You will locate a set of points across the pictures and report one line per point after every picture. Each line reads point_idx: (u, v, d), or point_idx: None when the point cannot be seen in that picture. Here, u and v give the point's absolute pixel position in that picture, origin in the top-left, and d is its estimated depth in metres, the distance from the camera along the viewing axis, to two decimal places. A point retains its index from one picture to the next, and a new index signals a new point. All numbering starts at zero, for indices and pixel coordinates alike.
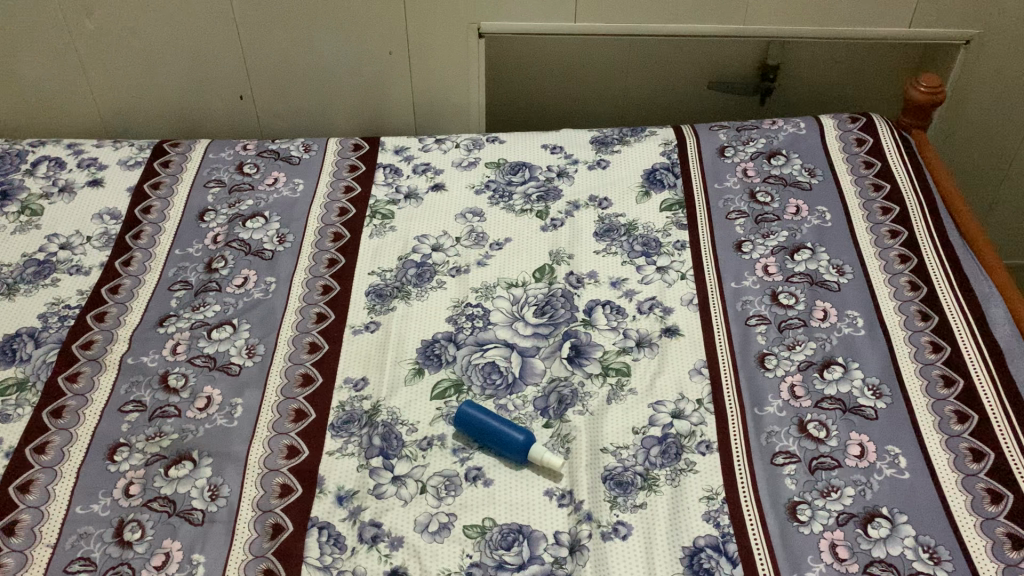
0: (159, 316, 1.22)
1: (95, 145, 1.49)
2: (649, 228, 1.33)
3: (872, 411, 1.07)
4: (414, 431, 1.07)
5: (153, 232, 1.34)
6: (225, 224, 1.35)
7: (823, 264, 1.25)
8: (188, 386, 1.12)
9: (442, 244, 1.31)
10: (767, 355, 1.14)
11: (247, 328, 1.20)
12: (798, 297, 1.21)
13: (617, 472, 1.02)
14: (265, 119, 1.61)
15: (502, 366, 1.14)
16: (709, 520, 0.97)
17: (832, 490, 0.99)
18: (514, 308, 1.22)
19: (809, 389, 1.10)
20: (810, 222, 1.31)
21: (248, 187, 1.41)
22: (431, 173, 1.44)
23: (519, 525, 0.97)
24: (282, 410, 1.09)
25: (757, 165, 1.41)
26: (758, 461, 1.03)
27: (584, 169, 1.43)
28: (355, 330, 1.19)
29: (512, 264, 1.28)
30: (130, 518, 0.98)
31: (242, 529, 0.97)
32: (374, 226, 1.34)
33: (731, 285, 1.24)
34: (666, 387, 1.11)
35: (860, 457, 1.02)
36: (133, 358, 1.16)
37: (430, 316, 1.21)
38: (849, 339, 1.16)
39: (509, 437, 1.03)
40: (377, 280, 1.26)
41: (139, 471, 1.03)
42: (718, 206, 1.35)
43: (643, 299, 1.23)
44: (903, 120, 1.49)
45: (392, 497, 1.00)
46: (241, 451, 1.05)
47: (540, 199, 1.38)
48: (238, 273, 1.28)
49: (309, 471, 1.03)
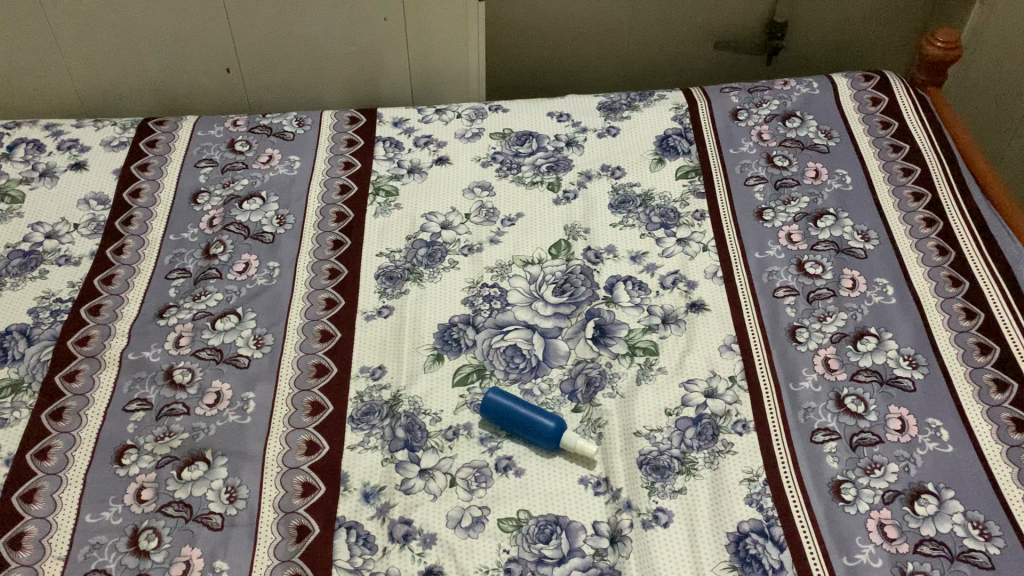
0: (159, 307, 1.15)
1: (75, 125, 1.41)
2: (666, 199, 1.28)
3: (909, 383, 1.04)
4: (437, 420, 1.02)
5: (144, 217, 1.27)
6: (220, 205, 1.28)
7: (847, 231, 1.22)
8: (195, 381, 1.07)
9: (451, 222, 1.25)
10: (798, 328, 1.10)
11: (252, 317, 1.14)
12: (825, 266, 1.17)
13: (653, 456, 0.98)
14: (254, 92, 1.53)
15: (524, 349, 1.09)
16: (752, 503, 0.94)
17: (876, 467, 0.96)
18: (532, 288, 1.16)
19: (843, 361, 1.06)
20: (830, 187, 1.28)
21: (242, 166, 1.34)
22: (433, 147, 1.37)
23: (555, 516, 0.93)
24: (297, 403, 1.04)
25: (772, 128, 1.37)
26: (798, 439, 0.99)
27: (593, 137, 1.38)
28: (367, 316, 1.13)
29: (526, 241, 1.22)
30: (145, 525, 0.94)
31: (265, 533, 0.93)
32: (378, 204, 1.28)
33: (754, 255, 1.19)
34: (696, 365, 1.07)
35: (901, 432, 0.99)
36: (134, 354, 1.10)
37: (444, 299, 1.15)
38: (880, 308, 1.12)
39: (540, 425, 0.98)
40: (386, 262, 1.20)
41: (150, 475, 0.98)
42: (735, 172, 1.31)
43: (666, 274, 1.17)
44: (918, 77, 1.44)
45: (421, 492, 0.96)
46: (257, 449, 1.00)
47: (550, 170, 1.32)
48: (238, 259, 1.21)
49: (332, 468, 0.98)
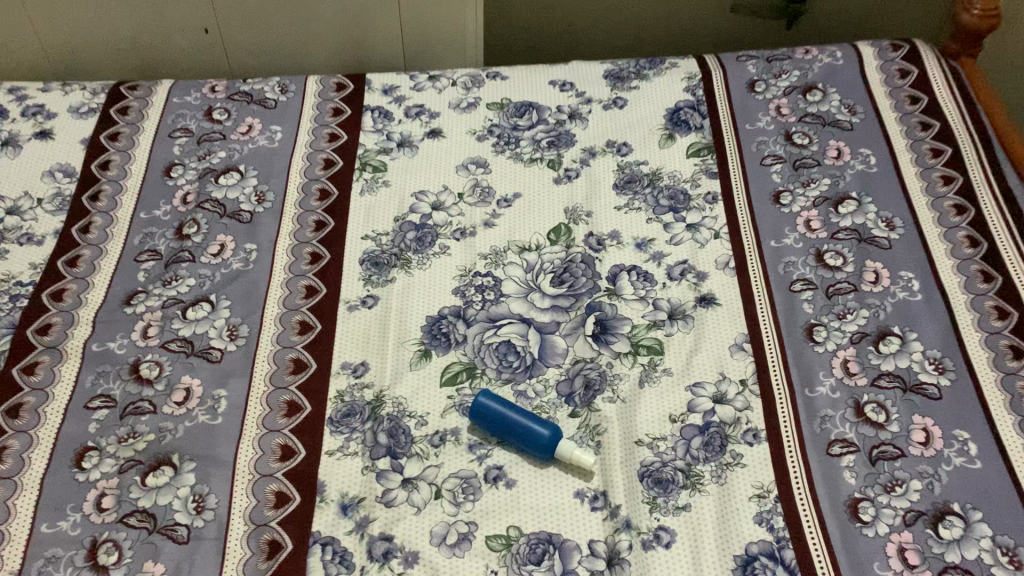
0: (126, 293, 1.07)
1: (41, 89, 1.31)
2: (675, 178, 1.18)
3: (935, 390, 0.96)
4: (423, 424, 0.94)
5: (113, 192, 1.18)
6: (195, 180, 1.19)
7: (871, 218, 1.12)
8: (163, 376, 0.99)
9: (443, 202, 1.16)
10: (816, 326, 1.02)
11: (226, 305, 1.05)
12: (846, 258, 1.08)
13: (655, 468, 0.91)
14: (235, 54, 1.43)
15: (518, 346, 1.01)
16: (762, 523, 0.87)
17: (897, 484, 0.89)
18: (529, 277, 1.07)
19: (864, 364, 0.98)
20: (853, 168, 1.18)
21: (219, 137, 1.24)
22: (425, 118, 1.27)
23: (548, 535, 0.86)
24: (272, 403, 0.96)
25: (792, 102, 1.26)
26: (813, 451, 0.92)
27: (598, 109, 1.28)
28: (350, 307, 1.05)
29: (523, 224, 1.13)
30: (105, 537, 0.87)
31: (234, 548, 0.86)
32: (365, 181, 1.19)
33: (770, 243, 1.10)
34: (704, 366, 0.98)
35: (925, 445, 0.91)
36: (98, 345, 1.02)
37: (433, 288, 1.07)
38: (905, 305, 1.03)
39: (533, 433, 0.90)
40: (372, 246, 1.11)
41: (112, 481, 0.91)
42: (751, 150, 1.21)
43: (673, 263, 1.09)
44: (950, 48, 1.33)
45: (404, 505, 0.88)
46: (228, 454, 0.92)
47: (551, 146, 1.23)
48: (213, 240, 1.12)
49: (308, 476, 0.91)
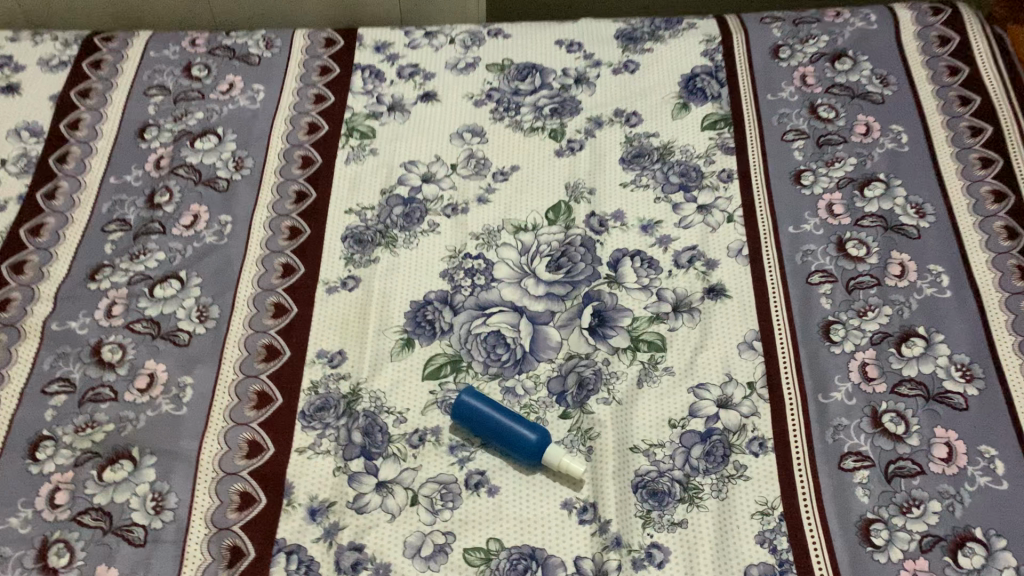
0: (91, 266, 1.00)
1: (11, 39, 1.22)
2: (688, 153, 1.09)
3: (961, 401, 0.87)
4: (401, 422, 0.87)
5: (82, 154, 1.10)
6: (170, 143, 1.11)
7: (899, 203, 1.02)
8: (126, 360, 0.92)
9: (434, 174, 1.07)
10: (833, 324, 0.93)
11: (197, 283, 0.98)
12: (870, 248, 0.99)
13: (651, 478, 0.84)
14: (217, 3, 1.33)
15: (508, 338, 0.93)
16: (764, 543, 0.80)
17: (914, 505, 0.81)
18: (523, 261, 0.99)
19: (884, 369, 0.90)
20: (882, 146, 1.08)
21: (197, 96, 1.16)
22: (419, 79, 1.18)
23: (531, 549, 0.80)
24: (241, 393, 0.90)
25: (819, 70, 1.16)
26: (824, 465, 0.84)
27: (607, 73, 1.18)
28: (329, 289, 0.97)
29: (520, 201, 1.05)
30: (56, 537, 0.81)
31: (193, 554, 0.80)
32: (351, 149, 1.10)
33: (788, 229, 1.01)
34: (710, 365, 0.91)
35: (946, 462, 0.83)
36: (59, 324, 0.95)
37: (419, 270, 0.99)
38: (932, 303, 0.94)
39: (519, 437, 0.83)
40: (355, 221, 1.03)
41: (67, 475, 0.85)
42: (772, 123, 1.11)
43: (681, 249, 1.00)
44: (995, 13, 1.23)
45: (377, 511, 0.82)
46: (191, 449, 0.86)
47: (554, 114, 1.13)
48: (186, 210, 1.04)
49: (276, 476, 0.84)
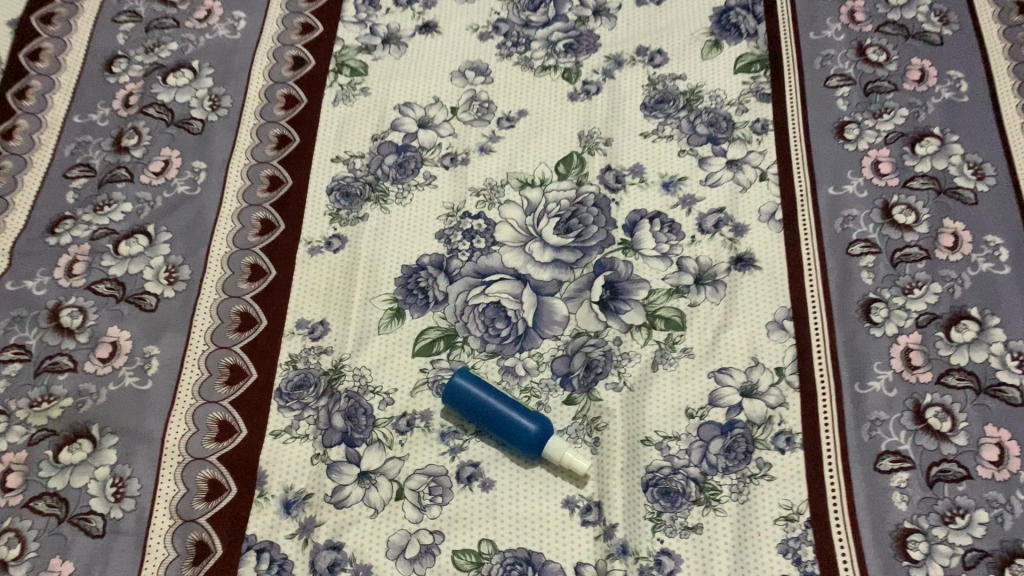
0: (51, 218, 0.90)
1: None
2: (717, 99, 0.97)
3: (1017, 396, 0.76)
4: (388, 404, 0.79)
5: (43, 89, 0.99)
6: (140, 78, 1.00)
7: (954, 162, 0.90)
8: (87, 326, 0.83)
9: (432, 118, 0.96)
10: (875, 302, 0.82)
11: (166, 239, 0.88)
12: (920, 214, 0.87)
13: (663, 476, 0.75)
14: None
15: (509, 311, 0.83)
16: (787, 553, 0.72)
17: (958, 515, 0.72)
18: (528, 221, 0.89)
19: (930, 356, 0.79)
20: (939, 95, 0.94)
21: (171, 23, 1.04)
22: (418, 7, 1.05)
23: (526, 554, 0.72)
24: (212, 367, 0.81)
25: (870, 5, 1.02)
26: (857, 465, 0.75)
27: (630, 3, 1.04)
28: (312, 249, 0.88)
29: (527, 152, 0.94)
30: (7, 525, 0.74)
31: (155, 548, 0.73)
32: (339, 88, 0.99)
33: (827, 190, 0.89)
34: (733, 348, 0.81)
35: (997, 466, 0.74)
36: (14, 283, 0.86)
37: (412, 230, 0.89)
38: (987, 280, 0.82)
39: (517, 426, 0.75)
40: (343, 171, 0.93)
41: (20, 454, 0.77)
42: (814, 66, 0.98)
43: (706, 212, 0.89)
44: None
45: (358, 505, 0.74)
46: (155, 430, 0.78)
47: (569, 51, 1.01)
48: (156, 155, 0.94)
49: (249, 462, 0.76)
